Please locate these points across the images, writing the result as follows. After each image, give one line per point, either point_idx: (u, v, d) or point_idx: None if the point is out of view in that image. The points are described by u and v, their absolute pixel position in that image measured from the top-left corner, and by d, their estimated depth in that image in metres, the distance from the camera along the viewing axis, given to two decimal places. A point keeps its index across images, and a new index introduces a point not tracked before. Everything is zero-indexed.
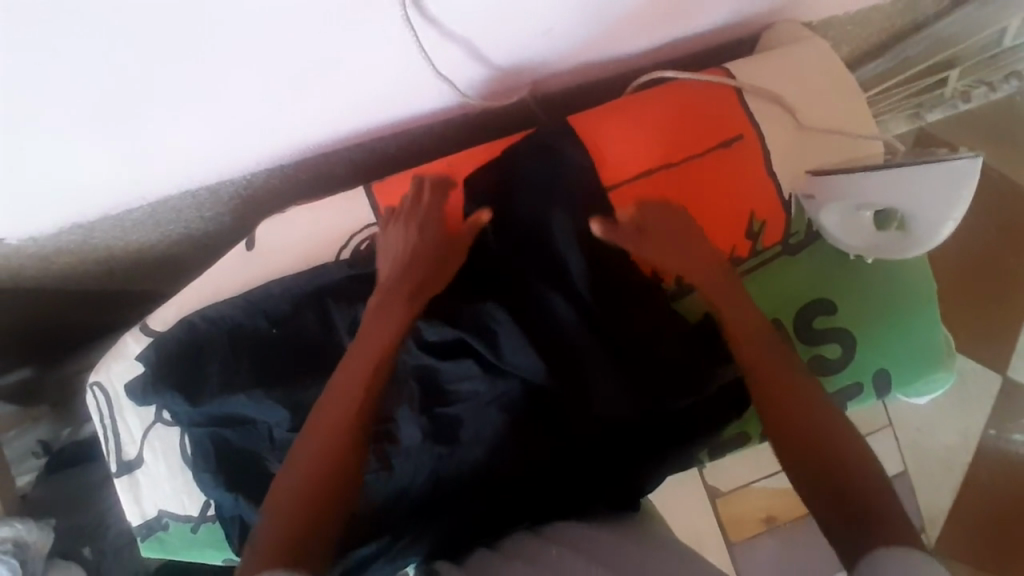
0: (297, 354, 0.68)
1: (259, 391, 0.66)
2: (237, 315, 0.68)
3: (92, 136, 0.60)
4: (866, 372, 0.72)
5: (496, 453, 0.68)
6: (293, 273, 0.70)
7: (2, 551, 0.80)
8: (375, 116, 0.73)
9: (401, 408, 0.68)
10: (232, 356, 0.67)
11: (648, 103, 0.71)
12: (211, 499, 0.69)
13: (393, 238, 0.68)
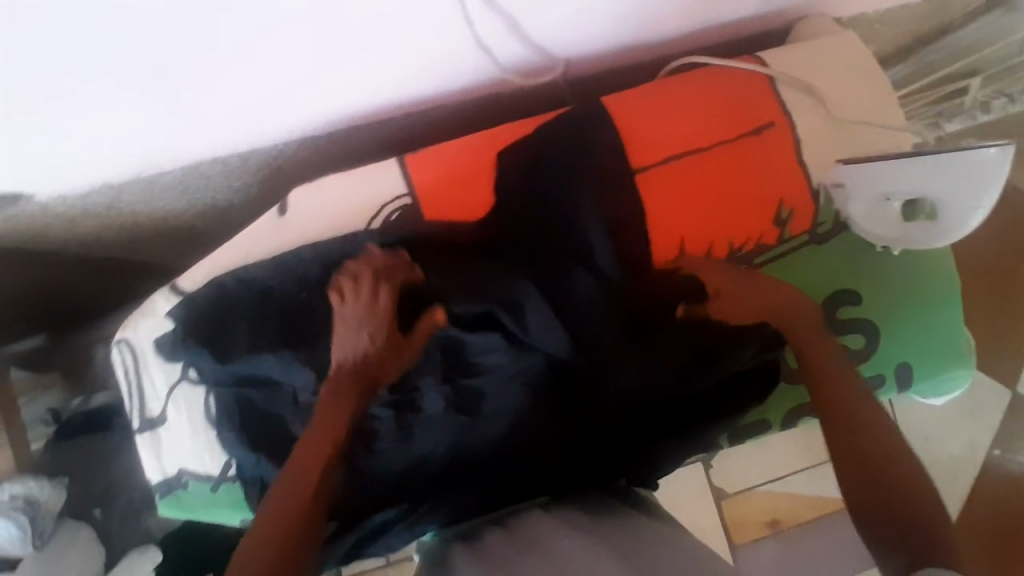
0: (323, 319, 0.68)
1: (287, 354, 0.67)
2: (267, 278, 0.69)
3: (134, 92, 0.60)
4: (888, 364, 0.73)
5: (517, 428, 0.70)
6: (324, 239, 0.71)
7: (13, 508, 0.81)
8: (410, 90, 0.73)
9: (425, 378, 0.69)
10: (261, 318, 0.68)
11: (681, 87, 0.71)
12: (233, 458, 0.69)
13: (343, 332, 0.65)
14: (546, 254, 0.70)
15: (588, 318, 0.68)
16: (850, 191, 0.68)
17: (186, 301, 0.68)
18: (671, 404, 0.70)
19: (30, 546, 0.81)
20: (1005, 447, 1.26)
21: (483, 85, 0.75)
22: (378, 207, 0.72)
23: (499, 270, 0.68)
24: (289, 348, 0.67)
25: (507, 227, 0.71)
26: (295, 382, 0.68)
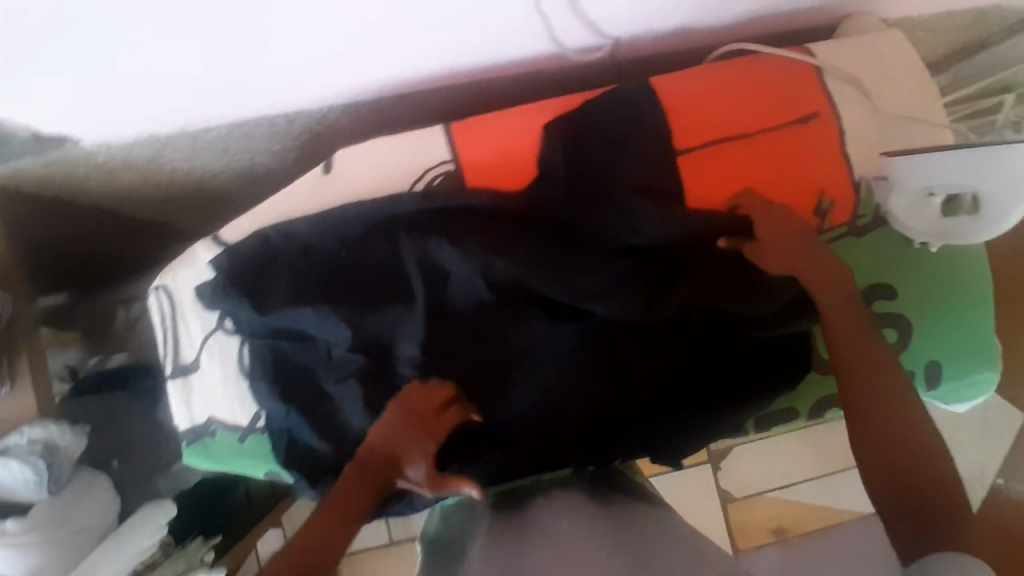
0: (365, 278, 0.69)
1: (327, 308, 0.67)
2: (310, 234, 0.69)
3: (198, 39, 0.60)
4: (918, 361, 0.73)
5: (547, 395, 0.69)
6: (366, 199, 0.71)
7: (31, 452, 0.81)
8: (462, 61, 0.73)
9: (461, 341, 0.69)
10: (303, 272, 0.69)
11: (729, 72, 0.72)
12: (263, 410, 0.71)
13: (381, 438, 0.64)
14: (591, 226, 0.69)
15: (629, 288, 0.68)
16: (894, 184, 0.69)
17: (228, 249, 0.69)
18: (704, 382, 0.70)
19: (45, 491, 0.82)
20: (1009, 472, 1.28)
21: (535, 60, 0.75)
22: (422, 171, 0.72)
23: (540, 241, 0.68)
24: (328, 302, 0.68)
25: (550, 197, 0.70)
26: (330, 337, 0.68)
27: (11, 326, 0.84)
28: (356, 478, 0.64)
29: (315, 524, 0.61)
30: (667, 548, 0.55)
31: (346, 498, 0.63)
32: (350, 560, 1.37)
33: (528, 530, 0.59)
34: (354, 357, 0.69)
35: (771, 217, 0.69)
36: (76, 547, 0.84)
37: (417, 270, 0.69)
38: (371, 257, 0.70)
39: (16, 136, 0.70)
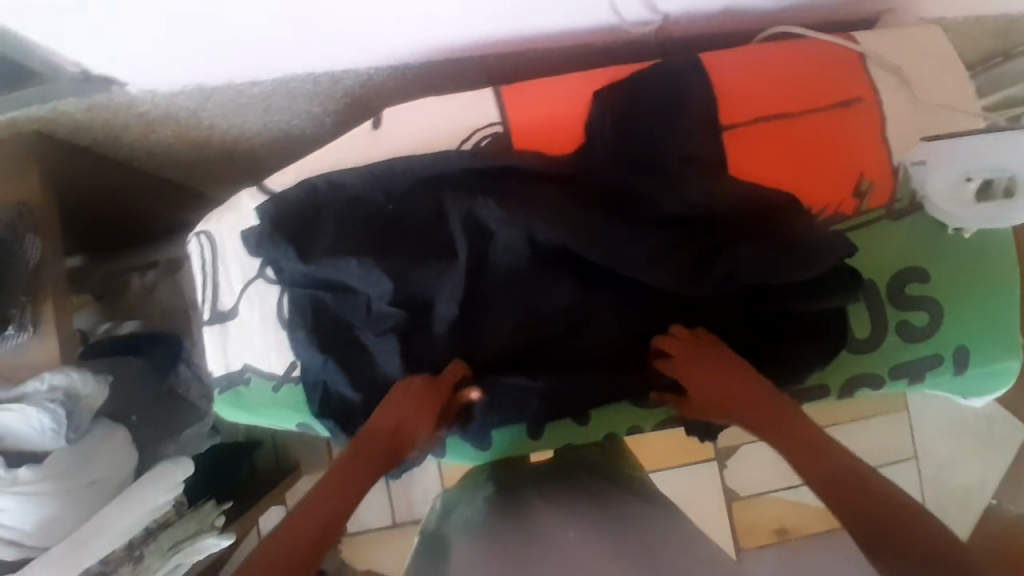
0: (410, 233, 0.70)
1: (374, 259, 0.68)
2: (358, 185, 0.70)
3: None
4: (947, 345, 0.74)
5: (584, 358, 0.72)
6: (416, 154, 0.72)
7: (50, 399, 0.79)
8: (513, 29, 0.74)
9: (497, 303, 0.71)
10: (348, 222, 0.69)
11: (777, 52, 0.73)
12: (299, 360, 0.71)
13: (381, 423, 0.63)
14: (635, 196, 0.70)
15: (675, 261, 0.68)
16: (931, 167, 0.70)
17: (272, 196, 0.69)
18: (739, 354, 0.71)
19: (63, 440, 0.79)
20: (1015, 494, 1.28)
21: (585, 32, 0.76)
22: (469, 133, 0.74)
23: (587, 205, 0.69)
24: (371, 255, 0.68)
25: (596, 163, 0.71)
26: (372, 289, 0.68)
27: (40, 271, 0.84)
28: (343, 473, 0.57)
29: (308, 500, 0.53)
30: (655, 533, 0.59)
31: (337, 490, 0.55)
32: (350, 540, 1.36)
33: (534, 528, 0.62)
34: (394, 312, 0.69)
35: (699, 365, 0.66)
36: (89, 502, 0.82)
37: (461, 229, 0.69)
38: (415, 214, 0.70)
39: (67, 73, 0.70)
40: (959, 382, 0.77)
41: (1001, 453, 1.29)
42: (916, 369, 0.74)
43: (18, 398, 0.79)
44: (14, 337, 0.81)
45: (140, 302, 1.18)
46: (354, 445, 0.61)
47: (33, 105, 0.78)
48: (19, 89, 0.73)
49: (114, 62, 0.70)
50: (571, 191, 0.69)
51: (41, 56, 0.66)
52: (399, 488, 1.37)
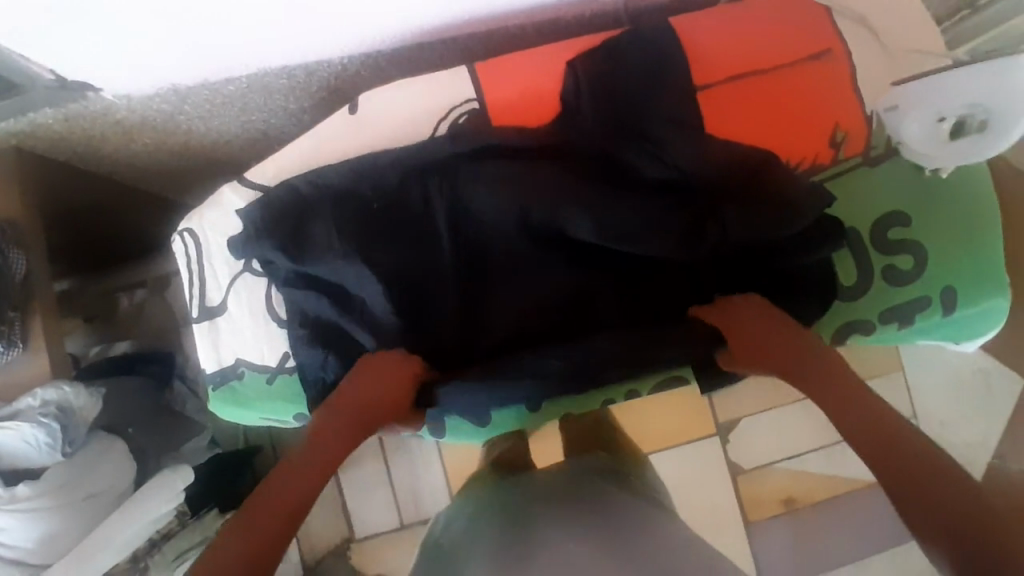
0: (399, 225, 0.70)
1: (361, 248, 0.68)
2: (342, 181, 0.70)
3: None
4: (934, 287, 0.75)
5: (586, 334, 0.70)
6: (399, 147, 0.72)
7: (44, 414, 0.77)
8: (483, 8, 0.75)
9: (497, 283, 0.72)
10: (335, 219, 0.68)
11: (745, 12, 0.74)
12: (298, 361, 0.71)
13: (342, 411, 0.60)
14: (616, 164, 0.71)
15: (664, 227, 0.67)
16: (904, 111, 0.71)
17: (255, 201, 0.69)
18: None
19: (59, 454, 0.79)
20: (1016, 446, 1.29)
21: (556, 6, 0.77)
22: (446, 112, 0.74)
23: (571, 174, 0.69)
24: (359, 245, 0.68)
25: (576, 133, 0.71)
26: (360, 281, 0.68)
27: (27, 287, 0.84)
28: (306, 467, 0.54)
29: (285, 474, 0.53)
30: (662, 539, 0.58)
31: (317, 464, 0.55)
32: (358, 546, 1.35)
33: (535, 536, 0.61)
34: (386, 299, 0.68)
35: (740, 312, 0.65)
36: (91, 515, 0.82)
37: (445, 214, 0.70)
38: (401, 200, 0.70)
39: (41, 81, 0.70)
40: (952, 324, 0.77)
41: (999, 405, 1.30)
42: (905, 313, 0.75)
43: (12, 414, 0.77)
44: (2, 355, 0.80)
45: (132, 321, 1.19)
46: (314, 421, 0.59)
47: (9, 117, 0.77)
48: None
49: (87, 66, 0.69)
50: (553, 161, 0.70)
51: (13, 65, 0.66)
52: (403, 489, 1.36)
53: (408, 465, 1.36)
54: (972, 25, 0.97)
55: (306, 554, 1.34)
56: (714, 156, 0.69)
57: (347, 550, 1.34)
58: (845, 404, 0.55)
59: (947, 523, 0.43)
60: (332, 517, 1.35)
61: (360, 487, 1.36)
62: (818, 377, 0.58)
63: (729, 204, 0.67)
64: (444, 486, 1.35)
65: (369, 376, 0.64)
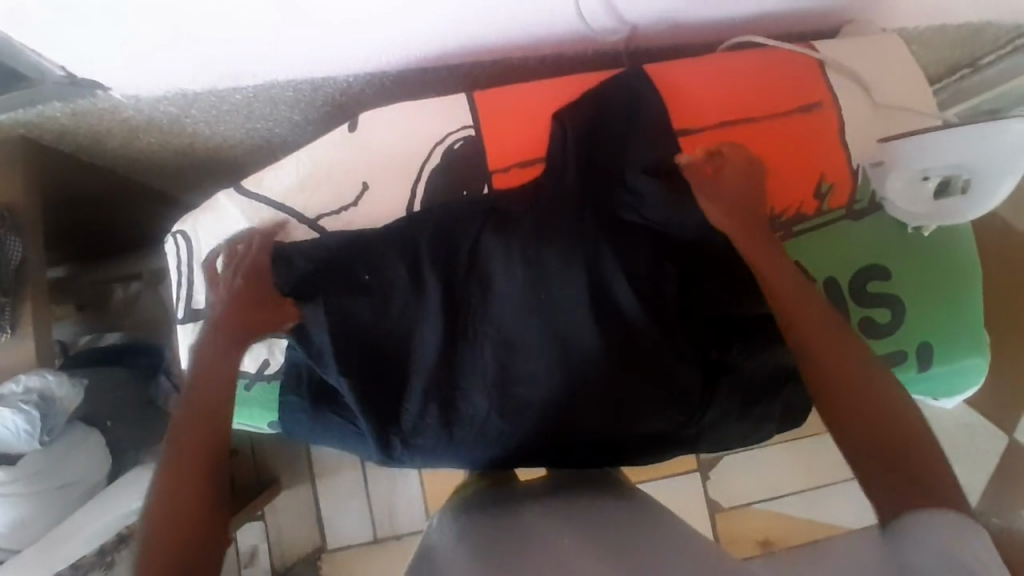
0: (391, 296, 0.72)
1: (348, 308, 0.72)
2: (330, 253, 0.73)
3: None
4: (911, 341, 0.78)
5: (570, 377, 0.71)
6: (390, 220, 0.75)
7: (25, 402, 0.79)
8: (486, 36, 0.77)
9: (486, 325, 0.72)
10: (319, 282, 0.72)
11: (739, 60, 0.77)
12: (285, 422, 0.78)
13: (224, 326, 0.70)
14: (603, 234, 0.72)
15: (648, 302, 0.72)
16: (888, 168, 0.74)
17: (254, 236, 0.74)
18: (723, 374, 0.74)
19: (37, 442, 0.80)
20: (995, 507, 1.29)
21: (559, 39, 0.79)
22: (444, 134, 0.76)
23: (563, 230, 0.71)
24: (349, 300, 0.72)
25: (560, 185, 0.73)
26: (354, 330, 0.72)
27: (20, 273, 0.86)
28: (213, 411, 0.65)
29: (174, 461, 0.62)
30: (644, 539, 0.60)
31: (197, 433, 0.64)
32: (330, 556, 1.35)
33: (530, 534, 0.62)
34: (375, 352, 0.73)
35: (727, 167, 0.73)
36: (64, 505, 0.83)
37: (433, 275, 0.72)
38: (389, 257, 0.73)
39: (51, 77, 0.72)
40: (925, 378, 0.80)
41: (983, 461, 1.30)
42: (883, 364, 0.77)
43: None
44: None
45: (126, 312, 1.21)
46: (198, 349, 0.69)
47: (18, 109, 0.79)
48: (3, 92, 0.75)
49: (95, 65, 0.71)
50: (541, 204, 0.73)
51: (26, 58, 0.68)
52: (380, 501, 1.36)
53: (387, 480, 1.36)
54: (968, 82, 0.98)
55: (277, 559, 1.35)
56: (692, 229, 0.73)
57: (318, 560, 1.35)
58: (833, 326, 0.64)
59: (895, 480, 0.52)
60: (305, 525, 1.35)
61: (337, 498, 1.36)
62: (836, 344, 0.63)
63: (716, 293, 0.75)
64: (420, 504, 1.36)
65: (232, 281, 0.72)
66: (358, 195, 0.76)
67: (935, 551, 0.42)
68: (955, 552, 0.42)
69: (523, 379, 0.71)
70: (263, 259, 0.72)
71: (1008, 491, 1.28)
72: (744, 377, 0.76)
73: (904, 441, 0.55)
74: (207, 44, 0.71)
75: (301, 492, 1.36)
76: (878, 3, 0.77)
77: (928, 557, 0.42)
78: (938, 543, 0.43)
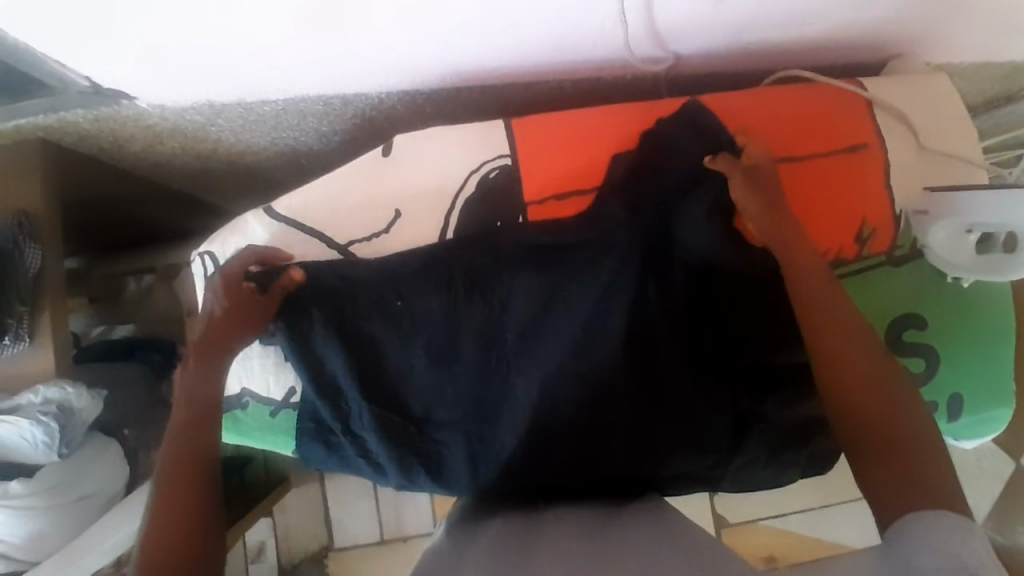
0: (429, 326, 0.72)
1: (366, 341, 0.72)
2: (364, 277, 0.71)
3: (273, 21, 0.60)
4: (942, 392, 0.79)
5: (602, 413, 0.69)
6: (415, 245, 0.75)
7: (44, 413, 0.80)
8: (523, 62, 0.74)
9: (521, 364, 0.70)
10: (345, 306, 0.71)
11: (786, 95, 0.75)
12: (301, 451, 0.77)
13: (209, 339, 0.70)
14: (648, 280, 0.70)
15: (681, 341, 0.70)
16: (932, 217, 0.73)
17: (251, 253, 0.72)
18: (750, 413, 0.75)
19: (54, 454, 0.83)
20: (998, 530, 1.29)
21: (598, 67, 0.76)
22: (481, 161, 0.76)
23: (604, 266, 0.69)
24: (362, 335, 0.72)
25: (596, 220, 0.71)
26: (383, 366, 0.72)
27: (38, 280, 0.88)
28: (200, 412, 0.66)
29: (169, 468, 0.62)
30: (653, 550, 0.58)
31: (191, 437, 0.64)
32: (338, 554, 1.36)
33: (544, 543, 0.61)
34: (384, 390, 0.73)
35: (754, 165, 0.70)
36: (76, 518, 0.87)
37: (465, 304, 0.71)
38: (416, 286, 0.72)
39: (76, 87, 0.70)
40: (952, 428, 0.81)
41: (989, 486, 1.30)
42: None
43: (13, 409, 0.80)
44: (9, 347, 0.84)
45: (137, 304, 1.16)
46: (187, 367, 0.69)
47: (41, 114, 0.77)
48: (26, 98, 0.73)
49: (122, 79, 0.69)
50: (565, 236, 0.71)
51: (51, 70, 0.66)
52: (388, 502, 1.36)
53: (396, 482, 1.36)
54: (1009, 117, 0.96)
55: (285, 557, 1.36)
56: (728, 269, 0.72)
57: (325, 558, 1.36)
58: (856, 331, 0.62)
59: (899, 485, 0.52)
60: (313, 523, 1.36)
61: (345, 498, 1.37)
62: (845, 333, 0.62)
63: (752, 341, 0.73)
64: (428, 506, 1.36)
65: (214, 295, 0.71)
66: (389, 223, 0.76)
67: (935, 550, 0.43)
68: (955, 552, 0.43)
69: (558, 411, 0.69)
70: (236, 269, 0.71)
71: (1014, 515, 1.28)
72: (772, 427, 0.76)
73: (906, 444, 0.54)
74: (237, 64, 0.69)
75: (309, 490, 1.36)
76: (929, 42, 0.75)
77: (928, 557, 0.43)
78: (936, 540, 0.45)
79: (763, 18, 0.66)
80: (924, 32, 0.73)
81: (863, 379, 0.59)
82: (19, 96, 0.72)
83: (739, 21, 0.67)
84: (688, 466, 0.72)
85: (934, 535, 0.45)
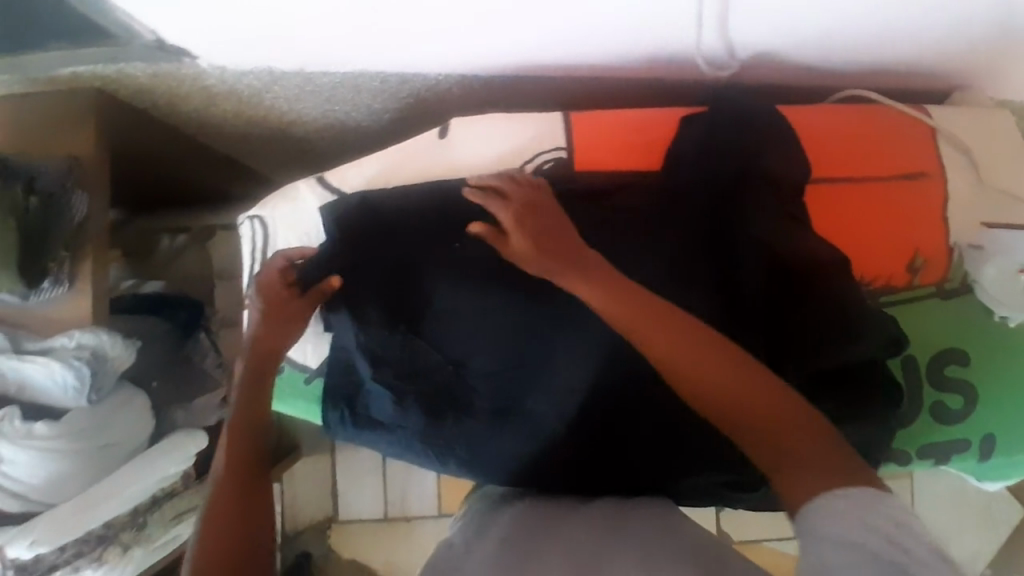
0: (476, 302, 0.73)
1: (409, 310, 0.74)
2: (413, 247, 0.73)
3: None
4: (977, 431, 0.78)
5: (634, 401, 0.70)
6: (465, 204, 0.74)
7: (79, 359, 0.84)
8: (585, 58, 0.74)
9: (559, 356, 0.71)
10: (392, 267, 0.74)
11: (852, 117, 0.75)
12: (331, 409, 0.78)
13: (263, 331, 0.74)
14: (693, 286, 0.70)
15: None
16: (988, 254, 0.74)
17: (277, 255, 0.75)
18: None
19: (84, 399, 0.85)
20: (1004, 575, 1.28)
21: (661, 69, 0.75)
22: (536, 153, 0.77)
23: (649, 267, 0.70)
24: (405, 293, 0.74)
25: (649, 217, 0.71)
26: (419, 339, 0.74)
27: (82, 227, 0.89)
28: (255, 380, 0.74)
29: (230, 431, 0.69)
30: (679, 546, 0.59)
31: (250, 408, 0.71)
32: (340, 527, 1.37)
33: (560, 518, 0.64)
34: (417, 352, 0.74)
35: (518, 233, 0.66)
36: (99, 465, 0.88)
37: (509, 295, 0.72)
38: (468, 263, 0.73)
39: (141, 41, 0.70)
40: (980, 467, 0.80)
41: (998, 530, 1.28)
42: (944, 451, 0.78)
43: (49, 351, 0.85)
44: (48, 291, 0.86)
45: (168, 262, 1.24)
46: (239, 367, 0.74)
47: (100, 63, 0.77)
48: (86, 47, 0.72)
49: (189, 36, 0.70)
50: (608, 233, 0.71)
51: (121, 21, 0.66)
52: (394, 482, 1.37)
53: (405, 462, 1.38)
54: None
55: (288, 524, 1.37)
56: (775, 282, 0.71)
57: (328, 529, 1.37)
58: (700, 343, 0.55)
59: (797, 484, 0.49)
60: (320, 494, 1.37)
61: (353, 473, 1.37)
62: (663, 330, 0.56)
63: None
64: (433, 490, 1.37)
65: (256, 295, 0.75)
66: None
67: (839, 542, 0.45)
68: (861, 540, 0.44)
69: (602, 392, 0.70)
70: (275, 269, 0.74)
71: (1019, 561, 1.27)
72: None
73: (771, 427, 0.51)
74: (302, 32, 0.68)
75: (318, 461, 1.37)
76: (1001, 75, 0.73)
77: (836, 551, 0.44)
78: (839, 533, 0.45)
79: (838, 34, 0.65)
80: (998, 65, 0.71)
81: (715, 386, 0.54)
82: (83, 46, 0.72)
83: (813, 35, 0.65)
84: (720, 469, 0.71)
85: (827, 523, 0.46)
